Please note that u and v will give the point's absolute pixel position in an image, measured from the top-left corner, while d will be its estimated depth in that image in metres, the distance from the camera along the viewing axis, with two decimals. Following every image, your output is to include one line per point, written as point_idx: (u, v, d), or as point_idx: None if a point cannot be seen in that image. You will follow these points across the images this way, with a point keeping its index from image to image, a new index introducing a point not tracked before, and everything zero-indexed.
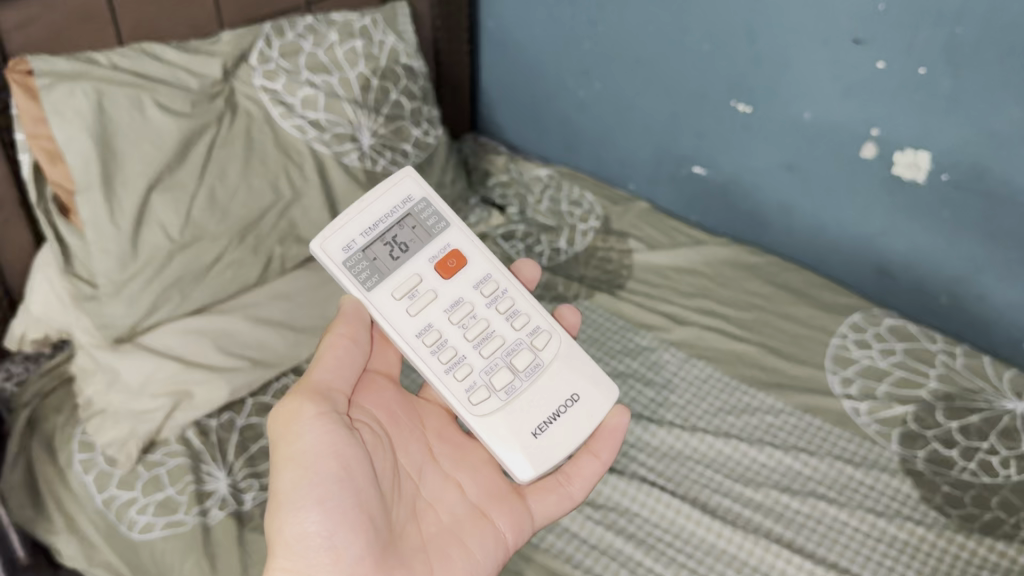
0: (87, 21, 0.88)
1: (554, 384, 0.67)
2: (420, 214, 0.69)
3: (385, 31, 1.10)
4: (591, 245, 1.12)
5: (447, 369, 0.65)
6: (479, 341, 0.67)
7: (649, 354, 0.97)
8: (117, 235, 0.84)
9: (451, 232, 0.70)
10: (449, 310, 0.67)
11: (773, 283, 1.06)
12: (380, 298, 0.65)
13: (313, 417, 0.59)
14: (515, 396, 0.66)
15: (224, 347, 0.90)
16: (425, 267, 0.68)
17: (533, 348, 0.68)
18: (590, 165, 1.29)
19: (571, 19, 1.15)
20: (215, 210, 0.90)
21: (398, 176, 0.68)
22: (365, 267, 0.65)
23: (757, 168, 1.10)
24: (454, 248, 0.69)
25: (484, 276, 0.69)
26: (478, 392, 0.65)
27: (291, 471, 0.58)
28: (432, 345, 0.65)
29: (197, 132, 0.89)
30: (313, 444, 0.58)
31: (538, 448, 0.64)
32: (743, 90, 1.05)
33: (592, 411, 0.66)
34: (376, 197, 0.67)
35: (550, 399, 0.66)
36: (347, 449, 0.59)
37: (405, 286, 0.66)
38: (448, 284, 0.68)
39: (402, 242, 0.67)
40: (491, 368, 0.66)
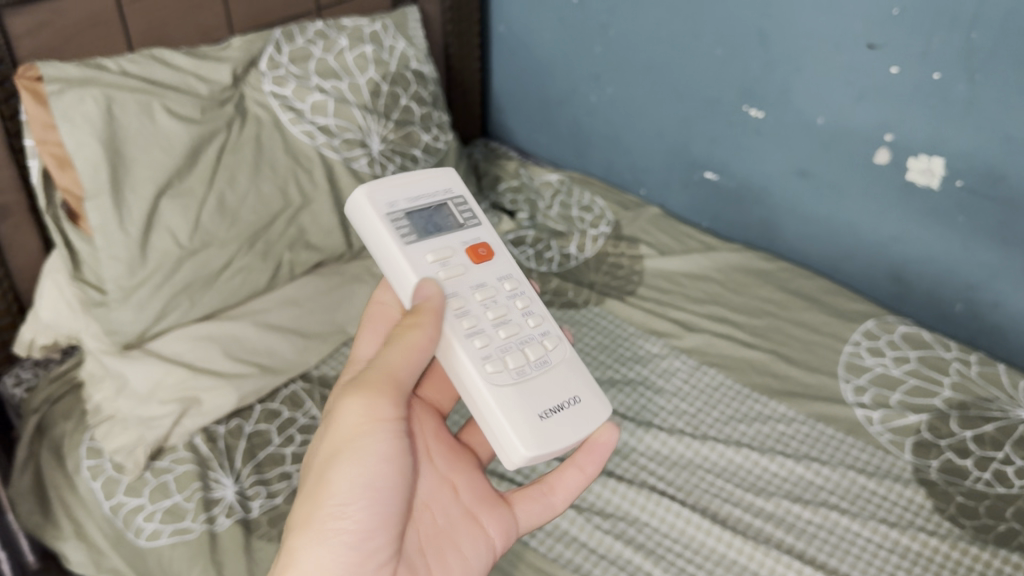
0: (97, 27, 0.89)
1: (560, 381, 0.63)
2: (457, 206, 0.69)
3: (395, 36, 1.09)
4: (602, 251, 1.11)
5: (468, 334, 0.61)
6: (500, 321, 0.64)
7: (659, 361, 0.96)
8: (126, 240, 0.84)
9: (481, 230, 0.70)
10: (473, 288, 0.64)
11: (785, 290, 1.06)
12: (413, 251, 0.63)
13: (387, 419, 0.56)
14: (526, 379, 0.61)
15: (232, 353, 0.90)
16: (460, 246, 0.66)
17: (545, 345, 0.65)
18: (602, 170, 1.28)
19: (582, 24, 1.15)
20: (225, 216, 0.90)
21: (440, 169, 0.69)
22: (404, 224, 0.63)
23: (770, 172, 1.09)
24: (485, 241, 0.69)
25: (508, 273, 0.68)
26: (494, 362, 0.60)
27: (346, 471, 0.54)
28: (455, 311, 0.62)
29: (206, 138, 0.89)
30: (377, 452, 0.55)
31: (544, 428, 0.59)
32: (755, 94, 1.04)
33: (591, 415, 0.63)
34: (420, 177, 0.67)
35: (556, 391, 0.62)
36: (400, 459, 0.56)
37: (442, 251, 0.64)
38: (479, 268, 0.66)
39: (439, 220, 0.67)
40: (508, 349, 0.62)
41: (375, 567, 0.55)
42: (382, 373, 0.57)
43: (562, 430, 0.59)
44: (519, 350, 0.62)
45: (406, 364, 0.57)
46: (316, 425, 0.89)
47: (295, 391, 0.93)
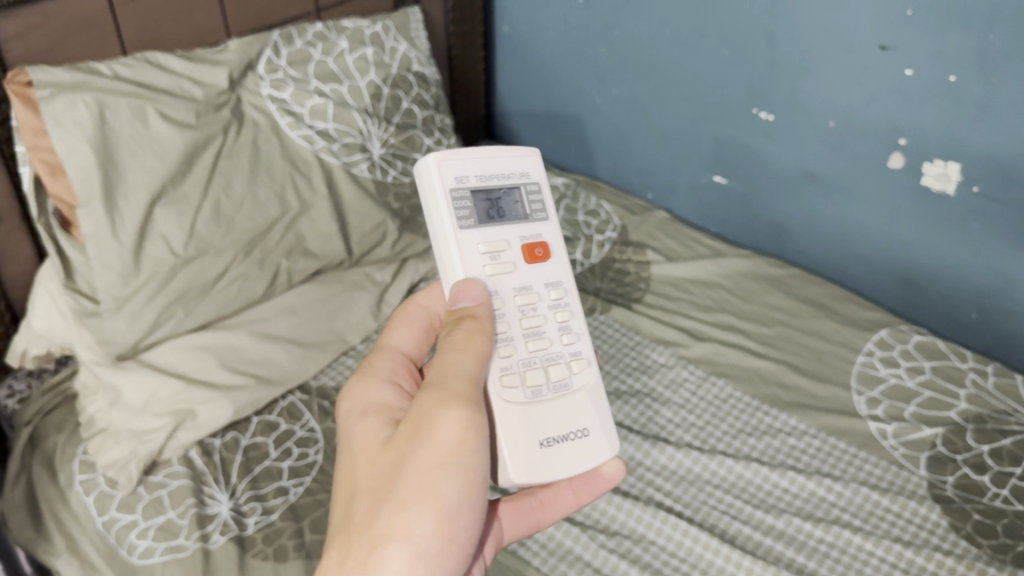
0: (90, 29, 0.87)
1: (571, 410, 0.61)
2: (528, 193, 0.67)
3: (396, 38, 1.07)
4: (607, 257, 1.08)
5: (525, 333, 0.61)
6: (531, 333, 0.62)
7: (666, 371, 0.93)
8: (119, 250, 0.83)
9: (547, 227, 0.67)
10: (517, 291, 0.63)
11: (795, 297, 1.02)
12: (468, 238, 0.62)
13: (478, 439, 0.49)
14: (540, 399, 0.59)
15: (228, 363, 0.88)
16: (519, 238, 0.65)
17: (569, 368, 0.62)
18: (607, 173, 1.24)
19: (587, 23, 1.12)
20: (221, 223, 0.88)
21: (531, 151, 0.68)
22: (466, 205, 0.63)
23: (779, 177, 1.05)
24: (544, 241, 0.66)
25: (557, 281, 0.65)
26: (511, 376, 0.59)
27: (419, 507, 0.47)
28: (522, 305, 0.62)
29: (201, 144, 0.87)
30: (466, 486, 0.48)
31: (543, 457, 0.57)
32: (765, 96, 1.01)
33: (596, 454, 0.60)
34: (505, 154, 0.67)
35: (561, 422, 0.60)
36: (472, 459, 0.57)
37: (495, 243, 0.63)
38: (529, 268, 0.64)
39: (502, 208, 0.65)
40: (530, 363, 0.60)
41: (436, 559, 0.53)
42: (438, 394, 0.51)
43: (555, 466, 0.58)
44: (553, 366, 0.61)
45: (467, 374, 0.53)
46: (314, 438, 0.87)
47: (293, 402, 0.91)
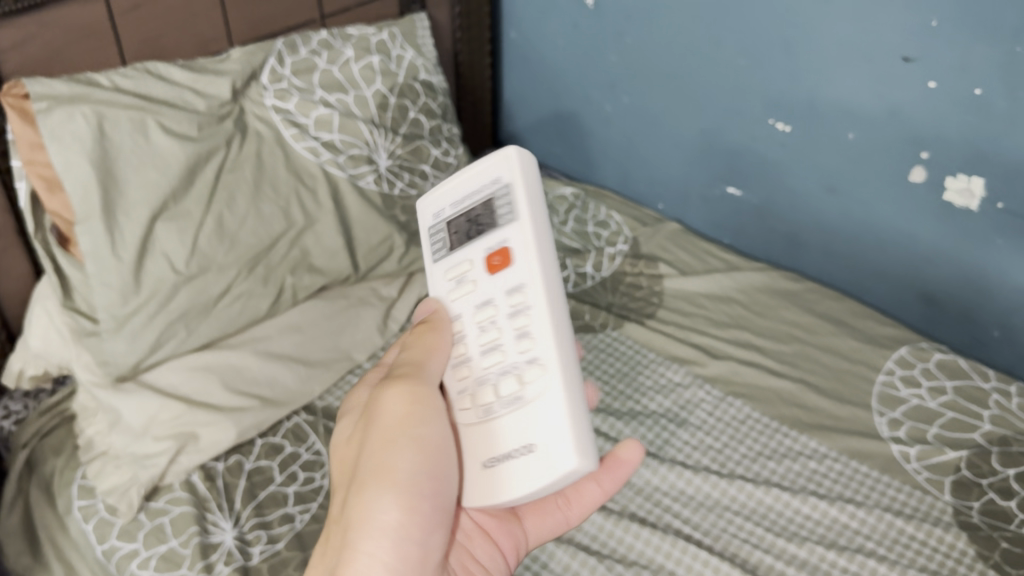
0: (89, 39, 0.84)
1: (527, 423, 0.52)
2: (500, 199, 0.57)
3: (403, 46, 1.04)
4: (619, 271, 1.05)
5: (482, 350, 0.56)
6: (489, 348, 0.56)
7: (681, 391, 0.91)
8: (117, 266, 0.80)
9: (515, 228, 0.56)
10: (476, 309, 0.57)
11: (812, 312, 0.99)
12: (434, 273, 0.60)
13: (433, 408, 0.55)
14: (492, 419, 0.54)
15: (231, 384, 0.85)
16: (482, 250, 0.57)
17: (521, 379, 0.53)
18: (617, 182, 1.21)
19: (598, 31, 1.09)
20: (224, 239, 0.85)
21: (505, 152, 0.57)
22: (440, 239, 0.61)
23: (795, 189, 1.03)
24: (509, 246, 0.56)
25: (520, 284, 0.55)
26: (464, 400, 0.56)
27: (387, 483, 0.52)
28: (481, 322, 0.56)
29: (203, 157, 0.85)
30: (419, 456, 0.53)
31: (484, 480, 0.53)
32: (782, 106, 0.98)
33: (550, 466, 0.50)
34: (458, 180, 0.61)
35: (512, 437, 0.52)
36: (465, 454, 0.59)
37: (459, 267, 0.59)
38: (491, 280, 0.56)
39: (479, 223, 0.58)
40: (485, 380, 0.55)
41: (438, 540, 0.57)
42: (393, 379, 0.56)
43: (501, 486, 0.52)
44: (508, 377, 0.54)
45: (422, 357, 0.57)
46: (320, 462, 0.85)
47: (298, 423, 0.88)
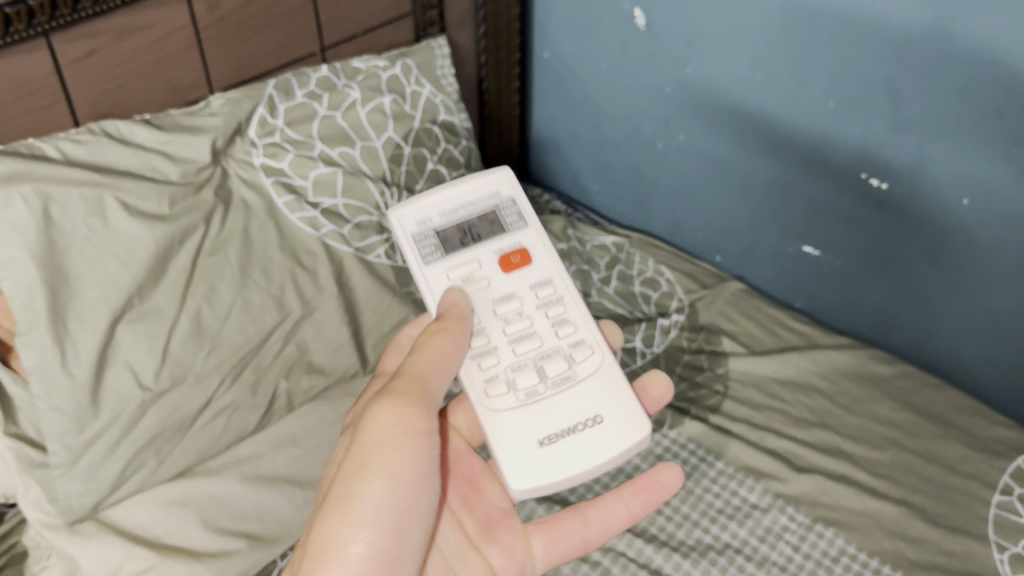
0: (29, 97, 0.67)
1: (581, 400, 0.59)
2: (503, 211, 0.66)
3: (418, 81, 0.88)
4: (673, 346, 0.89)
5: (473, 355, 0.60)
6: (518, 338, 0.61)
7: (759, 517, 0.75)
8: (72, 387, 0.64)
9: (527, 233, 0.66)
10: (496, 302, 0.62)
11: (908, 406, 0.83)
12: (434, 276, 0.62)
13: (416, 435, 0.54)
14: (535, 402, 0.59)
15: (213, 521, 0.69)
16: (495, 252, 0.64)
17: (569, 360, 0.61)
18: (666, 228, 1.05)
19: (652, 57, 0.92)
20: (202, 341, 0.70)
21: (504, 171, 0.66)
22: (430, 245, 0.63)
23: (888, 254, 0.86)
24: (523, 247, 0.65)
25: (545, 279, 0.64)
26: (496, 386, 0.59)
27: (353, 520, 0.51)
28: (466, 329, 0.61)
29: (177, 239, 0.69)
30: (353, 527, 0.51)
31: (545, 463, 0.56)
32: (879, 160, 0.81)
33: (614, 436, 0.57)
34: (471, 182, 0.65)
35: (564, 416, 0.58)
36: (426, 495, 0.54)
37: (462, 267, 0.63)
38: (505, 278, 0.63)
39: (477, 232, 0.65)
40: (518, 368, 0.60)
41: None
42: (390, 437, 0.53)
43: (554, 470, 0.56)
44: (550, 363, 0.60)
45: (395, 434, 0.54)
46: None
47: None
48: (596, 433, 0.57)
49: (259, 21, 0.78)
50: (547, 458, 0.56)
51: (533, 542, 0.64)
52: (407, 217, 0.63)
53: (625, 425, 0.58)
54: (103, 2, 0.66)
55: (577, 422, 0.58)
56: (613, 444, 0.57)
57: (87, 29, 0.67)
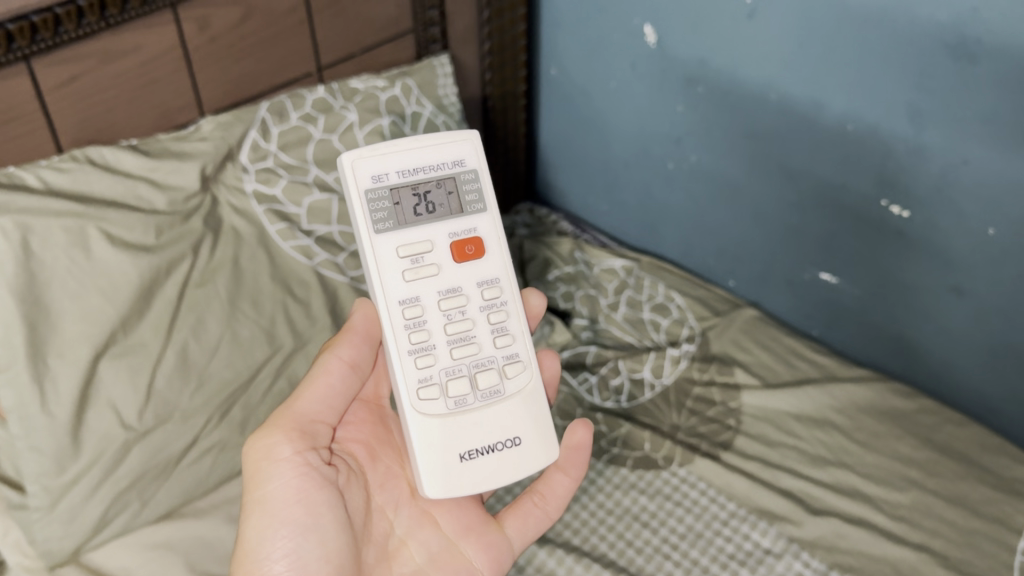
0: (10, 124, 0.64)
1: (507, 417, 0.57)
2: (463, 182, 0.59)
3: (419, 101, 0.84)
4: (683, 378, 0.86)
5: (411, 351, 0.56)
6: (457, 339, 0.58)
7: (772, 563, 0.71)
8: (51, 427, 0.62)
9: (484, 218, 0.60)
10: (442, 294, 0.58)
11: (929, 444, 0.79)
12: (382, 246, 0.57)
13: (276, 461, 0.54)
14: (463, 410, 0.56)
15: (197, 566, 0.66)
16: (450, 235, 0.59)
17: (502, 373, 0.58)
18: (677, 251, 1.02)
19: (663, 74, 0.89)
20: (188, 378, 0.67)
21: (473, 137, 0.60)
22: (383, 208, 0.57)
23: (908, 283, 0.82)
24: (478, 236, 0.60)
25: (493, 278, 0.60)
26: (429, 387, 0.56)
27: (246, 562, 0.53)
28: (409, 320, 0.56)
29: (163, 272, 0.66)
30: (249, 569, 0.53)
31: (463, 475, 0.54)
32: (900, 186, 0.78)
33: (524, 463, 0.56)
34: (432, 144, 0.58)
35: (488, 431, 0.56)
36: (312, 500, 0.54)
37: (415, 244, 0.57)
38: (457, 268, 0.58)
39: (432, 202, 0.58)
40: (454, 372, 0.57)
41: None
42: (253, 475, 0.55)
43: (471, 482, 0.54)
44: (482, 373, 0.57)
45: (259, 468, 0.55)
46: None
47: None
48: (512, 456, 0.56)
49: (251, 43, 0.75)
50: (463, 471, 0.54)
51: (505, 526, 0.63)
52: (362, 165, 0.56)
53: (539, 451, 0.57)
54: (86, 24, 0.64)
55: (496, 440, 0.56)
56: (525, 472, 0.56)
57: (70, 53, 0.65)
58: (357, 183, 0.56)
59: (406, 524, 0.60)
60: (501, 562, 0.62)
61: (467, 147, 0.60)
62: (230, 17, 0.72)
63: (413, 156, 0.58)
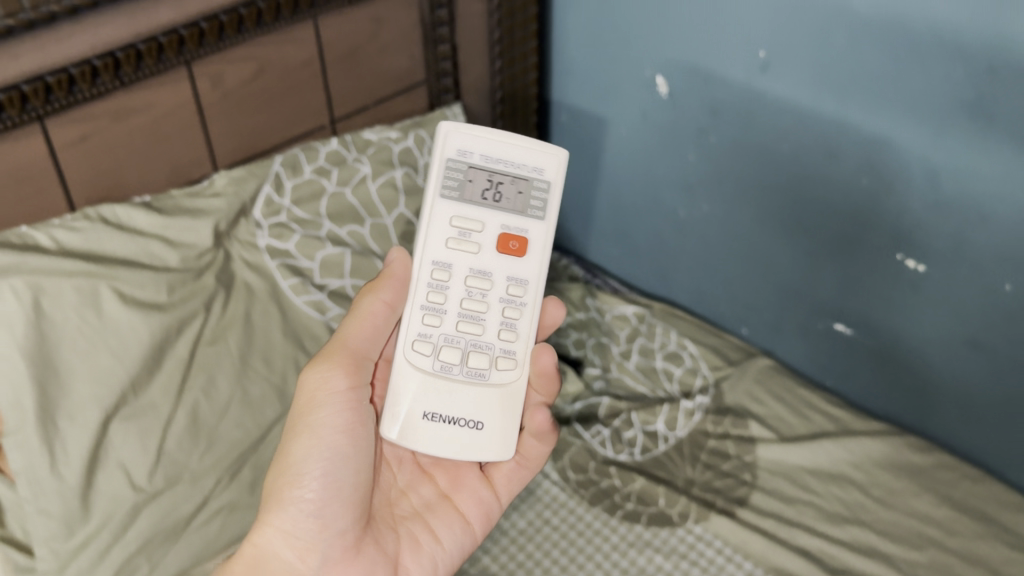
0: (22, 185, 0.64)
1: (482, 399, 0.58)
2: (534, 188, 0.60)
3: (432, 152, 0.84)
4: (697, 431, 0.85)
5: (424, 306, 0.59)
6: (469, 315, 0.59)
7: None
8: (60, 490, 0.60)
9: (539, 226, 0.60)
10: (471, 272, 0.59)
11: (947, 502, 0.78)
12: (438, 210, 0.59)
13: (331, 391, 0.56)
14: (446, 376, 0.58)
15: None
16: (502, 226, 0.60)
17: (495, 361, 0.59)
18: (689, 297, 1.01)
19: (674, 123, 0.88)
20: (198, 438, 0.66)
21: (559, 154, 0.60)
22: (456, 178, 0.59)
23: (926, 338, 0.82)
24: (527, 237, 0.60)
25: (524, 279, 0.60)
26: (427, 342, 0.58)
27: (285, 480, 0.55)
28: (433, 280, 0.59)
29: (174, 330, 0.66)
30: (284, 488, 0.55)
31: (420, 434, 0.57)
32: (917, 241, 0.77)
33: (478, 448, 0.58)
34: (524, 144, 0.59)
35: (460, 404, 0.58)
36: (357, 434, 0.57)
37: (468, 220, 0.59)
38: (495, 256, 0.60)
39: (499, 192, 0.60)
40: (454, 341, 0.59)
41: (358, 530, 0.57)
42: (308, 398, 0.57)
43: (425, 442, 0.57)
44: (476, 353, 0.59)
45: (315, 393, 0.56)
46: None
47: None
48: (471, 438, 0.58)
49: (264, 97, 0.75)
50: (420, 436, 0.57)
51: (495, 481, 0.64)
52: (454, 136, 0.59)
53: (497, 444, 0.58)
54: (100, 83, 0.63)
55: (462, 416, 0.58)
56: (476, 455, 0.58)
57: (84, 112, 0.64)
58: (439, 148, 0.59)
59: (407, 478, 0.64)
60: (490, 516, 0.64)
61: (551, 159, 0.60)
62: (243, 73, 0.72)
63: (497, 147, 0.59)
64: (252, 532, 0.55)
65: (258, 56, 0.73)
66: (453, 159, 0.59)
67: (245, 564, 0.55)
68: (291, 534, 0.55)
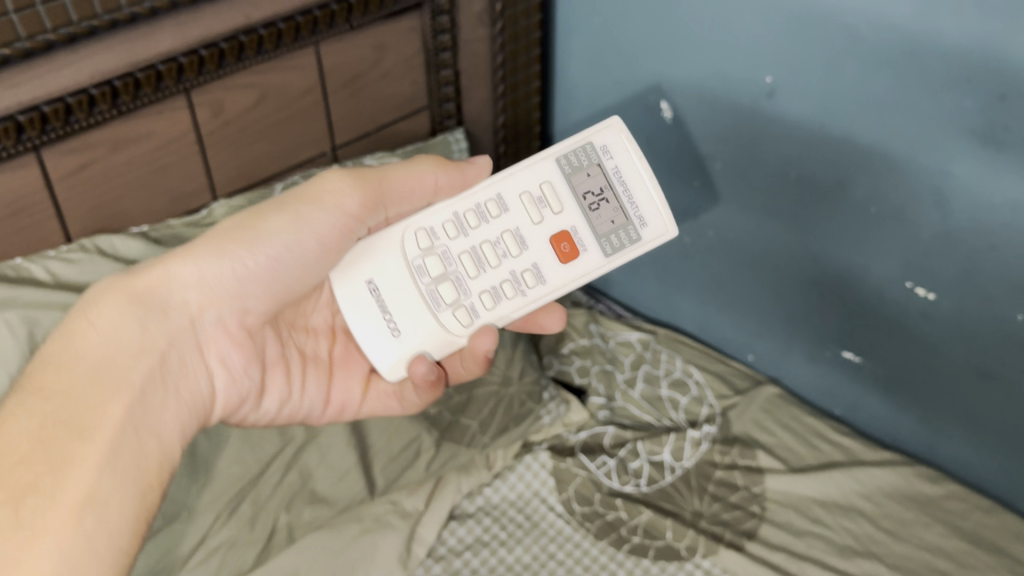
0: (18, 217, 0.63)
1: (422, 321, 0.63)
2: (627, 233, 0.64)
3: None
4: (705, 461, 0.83)
5: (460, 216, 0.64)
6: (479, 256, 0.64)
7: None
8: None
9: (594, 260, 0.64)
10: (512, 232, 0.64)
11: (958, 534, 0.77)
12: (542, 167, 0.65)
13: (338, 204, 0.62)
14: (417, 275, 0.63)
15: None
16: (569, 227, 0.64)
17: (458, 302, 0.63)
18: (694, 323, 1.00)
19: (679, 147, 0.87)
20: (197, 474, 0.65)
21: (669, 226, 0.64)
22: (582, 160, 0.64)
23: (935, 367, 0.80)
24: (580, 255, 0.64)
25: (543, 277, 0.64)
26: (432, 237, 0.64)
27: (240, 237, 0.59)
28: (480, 207, 0.65)
29: None
30: (232, 244, 0.59)
31: (354, 296, 0.63)
32: (927, 270, 0.76)
33: (378, 352, 0.63)
34: (654, 194, 0.64)
35: (402, 304, 0.63)
36: (317, 259, 0.62)
37: (553, 195, 0.64)
38: (543, 242, 0.64)
39: (597, 207, 0.64)
40: (451, 262, 0.64)
41: (243, 323, 0.62)
42: (322, 195, 0.62)
43: (353, 303, 0.63)
44: (452, 285, 0.63)
45: (330, 195, 0.62)
46: None
47: None
48: (384, 336, 0.63)
49: (265, 125, 0.74)
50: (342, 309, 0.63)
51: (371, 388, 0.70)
52: (610, 131, 0.64)
53: (389, 365, 0.63)
54: (98, 112, 0.62)
55: (392, 319, 0.63)
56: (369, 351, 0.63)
57: (81, 142, 0.63)
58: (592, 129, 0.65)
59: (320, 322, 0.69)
60: (345, 411, 0.69)
61: (658, 223, 0.64)
62: (244, 100, 0.71)
63: (626, 170, 0.64)
64: (171, 260, 0.58)
65: (260, 84, 0.71)
66: (588, 145, 0.64)
67: (144, 286, 0.56)
68: (205, 282, 0.58)
